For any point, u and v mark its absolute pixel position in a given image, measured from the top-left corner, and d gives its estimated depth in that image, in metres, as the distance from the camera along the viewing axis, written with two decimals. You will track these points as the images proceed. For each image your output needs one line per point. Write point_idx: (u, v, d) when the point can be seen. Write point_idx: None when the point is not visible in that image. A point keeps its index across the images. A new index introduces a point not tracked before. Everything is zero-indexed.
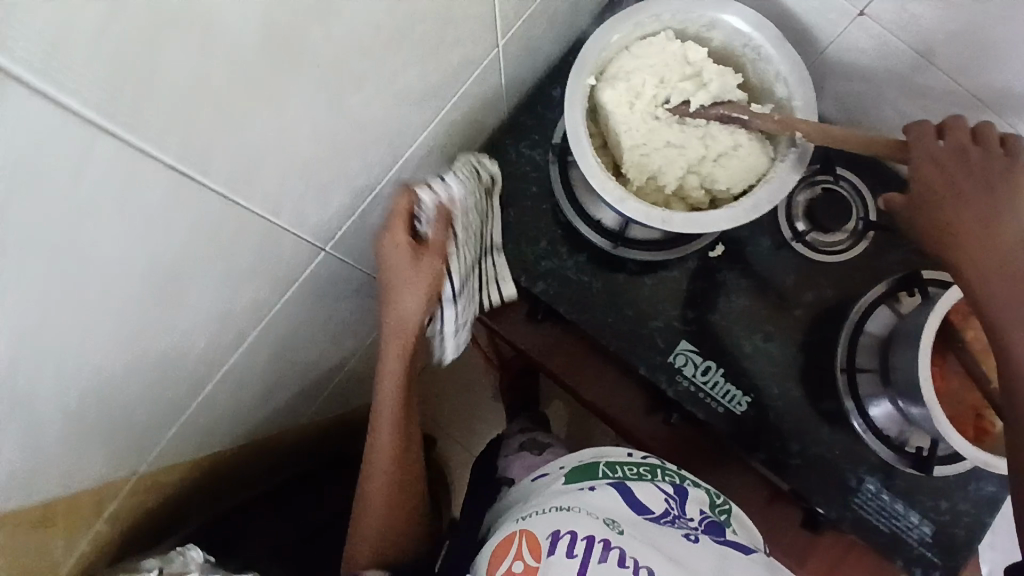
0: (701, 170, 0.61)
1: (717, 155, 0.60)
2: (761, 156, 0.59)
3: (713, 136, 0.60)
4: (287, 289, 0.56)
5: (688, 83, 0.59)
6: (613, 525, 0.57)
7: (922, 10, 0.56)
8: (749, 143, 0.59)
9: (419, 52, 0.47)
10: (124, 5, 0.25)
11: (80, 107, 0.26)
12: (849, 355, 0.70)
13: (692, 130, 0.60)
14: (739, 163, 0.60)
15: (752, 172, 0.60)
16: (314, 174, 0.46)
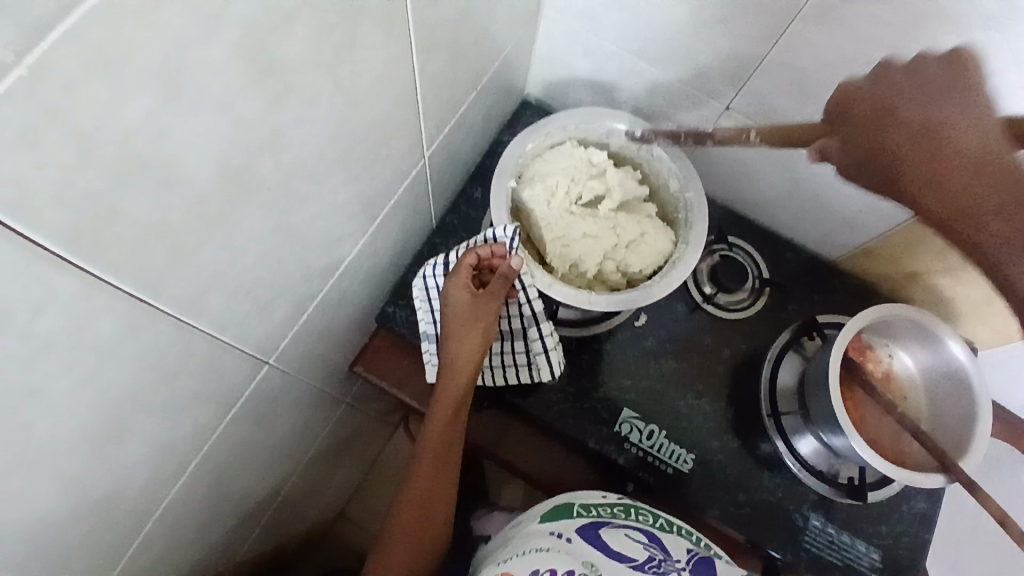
0: (616, 256, 0.67)
1: (629, 244, 0.67)
2: (665, 243, 0.67)
3: (624, 227, 0.67)
4: (230, 408, 0.54)
5: (596, 183, 0.68)
6: (592, 569, 0.59)
7: (776, 103, 0.67)
8: (654, 231, 0.67)
9: (357, 169, 0.52)
10: (95, 151, 0.27)
11: (45, 244, 0.28)
12: (772, 402, 0.76)
13: (604, 223, 0.67)
14: (648, 249, 0.67)
15: (659, 256, 0.67)
16: (260, 288, 0.47)
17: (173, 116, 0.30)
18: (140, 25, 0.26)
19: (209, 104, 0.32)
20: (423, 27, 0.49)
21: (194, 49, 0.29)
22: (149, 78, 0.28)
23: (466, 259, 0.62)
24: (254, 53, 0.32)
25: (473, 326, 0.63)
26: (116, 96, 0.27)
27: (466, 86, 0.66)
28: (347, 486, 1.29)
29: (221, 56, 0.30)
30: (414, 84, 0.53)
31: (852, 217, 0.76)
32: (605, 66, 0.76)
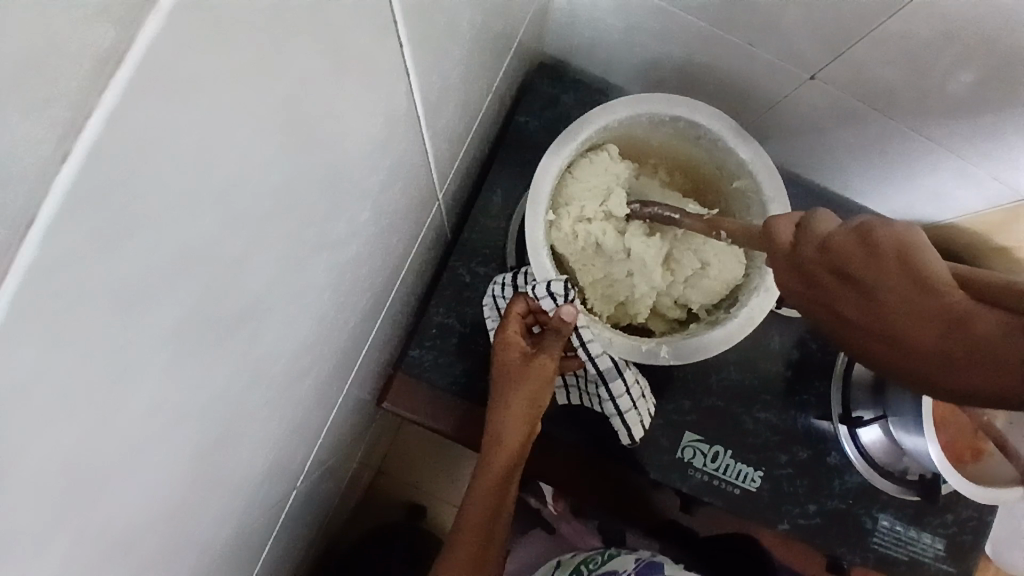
0: (672, 291, 0.58)
1: (686, 276, 0.58)
2: (735, 264, 0.57)
3: (679, 255, 0.58)
4: (262, 548, 0.47)
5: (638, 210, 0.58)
6: None
7: (880, 73, 0.52)
8: (724, 256, 0.57)
9: (365, 277, 0.40)
10: None
11: None
12: (844, 399, 0.70)
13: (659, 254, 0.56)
14: (714, 280, 0.57)
15: (727, 285, 0.57)
16: (271, 465, 0.37)
17: (114, 419, 0.22)
18: (41, 363, 0.17)
19: (157, 374, 0.23)
20: (430, 88, 0.34)
21: (120, 343, 0.20)
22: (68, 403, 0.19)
23: (514, 308, 0.55)
24: (206, 286, 0.23)
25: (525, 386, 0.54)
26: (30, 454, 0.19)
27: (480, 96, 0.50)
28: (381, 448, 1.18)
29: (166, 316, 0.22)
30: (423, 147, 0.39)
31: (945, 191, 0.64)
32: (649, 23, 0.58)
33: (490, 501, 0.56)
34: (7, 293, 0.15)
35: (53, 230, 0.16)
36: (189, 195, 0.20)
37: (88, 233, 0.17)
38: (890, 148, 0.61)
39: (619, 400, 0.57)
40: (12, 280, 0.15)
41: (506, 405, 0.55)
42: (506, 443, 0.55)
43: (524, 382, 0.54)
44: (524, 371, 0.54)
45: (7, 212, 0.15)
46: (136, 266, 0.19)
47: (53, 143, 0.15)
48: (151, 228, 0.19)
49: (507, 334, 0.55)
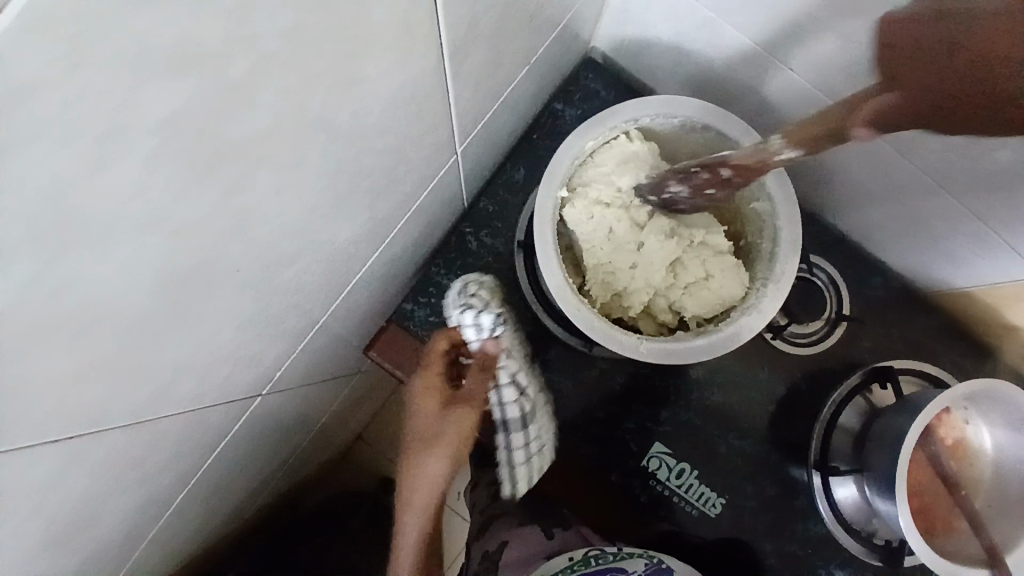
0: (669, 295, 0.58)
1: (685, 283, 0.57)
2: (734, 286, 0.56)
3: (682, 263, 0.57)
4: (220, 441, 0.49)
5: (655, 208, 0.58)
6: None
7: None
8: (727, 272, 0.57)
9: (370, 196, 0.42)
10: None
11: None
12: (823, 447, 0.69)
13: (661, 253, 0.56)
14: (711, 293, 0.57)
15: (722, 303, 0.57)
16: (242, 349, 0.39)
17: (81, 256, 0.21)
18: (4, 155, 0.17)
19: (135, 224, 0.23)
20: (461, 23, 0.36)
21: (90, 169, 0.19)
22: (29, 216, 0.19)
23: (441, 344, 0.59)
24: (195, 144, 0.22)
25: (449, 422, 0.57)
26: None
27: (517, 63, 0.52)
28: (366, 414, 1.20)
29: (138, 154, 0.21)
30: (446, 86, 0.41)
31: (966, 257, 0.63)
32: (695, 33, 0.60)
33: (422, 528, 0.59)
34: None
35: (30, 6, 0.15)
36: (192, 38, 0.19)
37: (71, 26, 0.16)
38: (913, 204, 0.61)
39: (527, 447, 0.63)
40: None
41: (442, 434, 0.57)
42: (437, 470, 0.57)
43: (453, 416, 0.57)
44: (442, 414, 0.57)
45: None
46: (118, 89, 0.18)
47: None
48: (141, 54, 0.18)
49: (431, 372, 0.58)
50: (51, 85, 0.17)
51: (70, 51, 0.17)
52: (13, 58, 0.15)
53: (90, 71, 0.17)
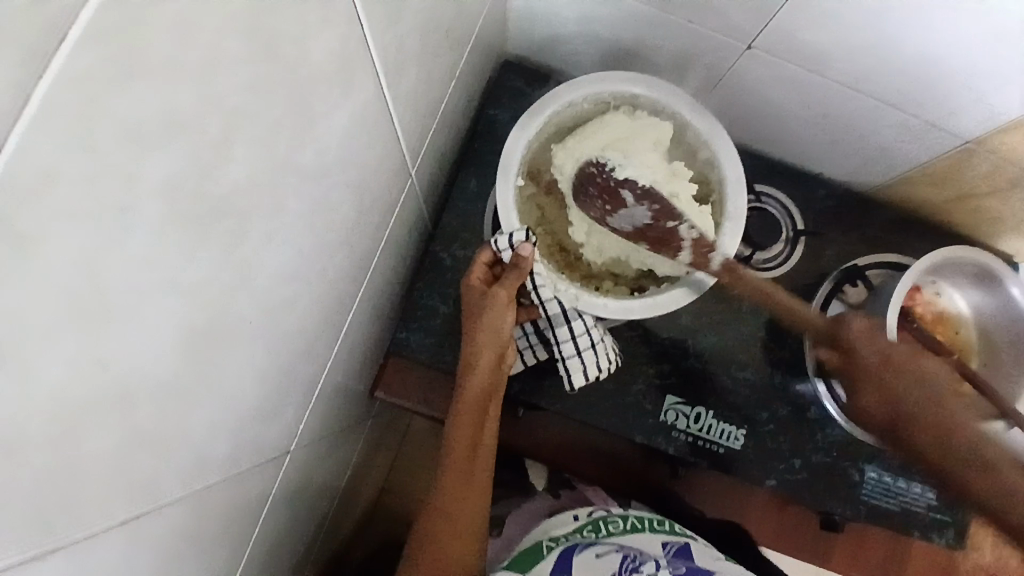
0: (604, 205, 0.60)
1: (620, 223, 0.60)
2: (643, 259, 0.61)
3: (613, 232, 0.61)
4: (261, 507, 0.49)
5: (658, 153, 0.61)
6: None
7: (810, 38, 0.58)
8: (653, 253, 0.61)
9: (348, 228, 0.44)
10: (21, 454, 0.20)
11: (19, 555, 0.22)
12: (818, 357, 0.73)
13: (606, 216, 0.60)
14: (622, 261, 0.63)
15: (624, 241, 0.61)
16: (264, 405, 0.40)
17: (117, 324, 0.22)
18: (45, 240, 0.18)
19: (163, 286, 0.24)
20: (390, 50, 0.39)
21: (110, 241, 0.20)
22: (75, 292, 0.20)
23: (480, 256, 0.55)
24: (189, 204, 0.23)
25: (487, 323, 0.53)
26: (39, 339, 0.19)
27: (445, 76, 0.55)
28: (383, 461, 1.20)
29: (155, 220, 0.22)
30: (390, 112, 0.43)
31: (892, 147, 0.68)
32: (596, 14, 0.64)
33: (474, 428, 0.54)
34: (13, 148, 0.16)
35: (55, 98, 0.16)
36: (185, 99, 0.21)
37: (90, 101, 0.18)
38: (834, 111, 0.66)
39: (584, 346, 0.57)
40: (16, 139, 0.16)
41: (485, 323, 0.53)
42: (484, 360, 0.54)
43: (494, 305, 0.53)
44: (482, 303, 0.54)
45: (14, 64, 0.15)
46: (132, 158, 0.20)
47: (48, 27, 0.16)
48: (146, 117, 0.20)
49: (472, 276, 0.55)
50: (69, 175, 0.18)
51: (94, 128, 0.18)
52: (47, 143, 0.17)
53: (110, 142, 0.19)
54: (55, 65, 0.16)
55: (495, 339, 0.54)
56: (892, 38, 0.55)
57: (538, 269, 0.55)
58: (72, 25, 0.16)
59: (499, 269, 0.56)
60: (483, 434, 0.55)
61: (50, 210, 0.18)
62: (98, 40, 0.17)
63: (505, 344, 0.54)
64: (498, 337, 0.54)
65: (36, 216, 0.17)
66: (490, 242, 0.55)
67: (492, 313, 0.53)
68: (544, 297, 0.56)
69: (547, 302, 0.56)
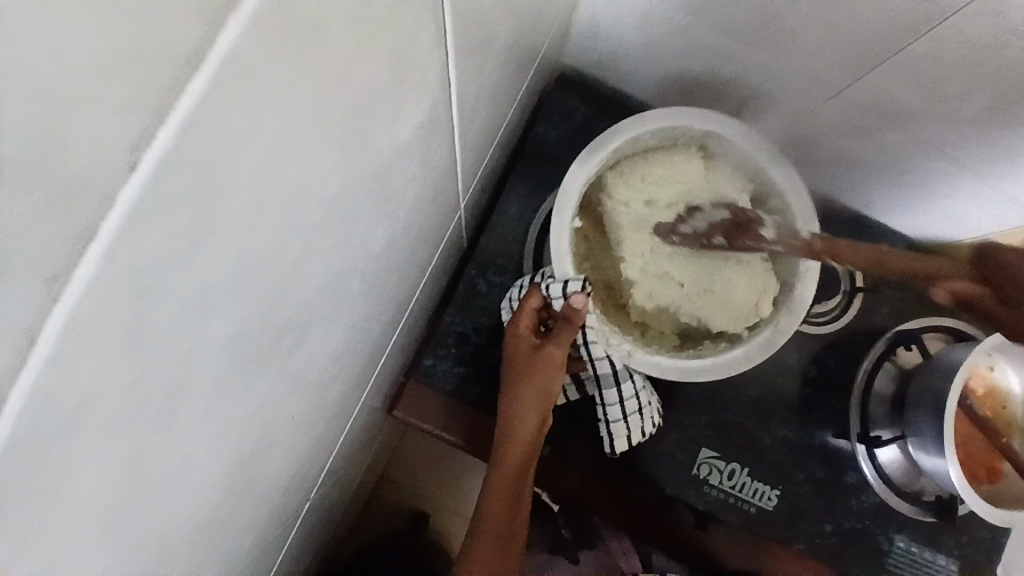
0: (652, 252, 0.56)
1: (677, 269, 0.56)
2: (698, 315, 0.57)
3: (663, 280, 0.57)
4: (272, 558, 0.46)
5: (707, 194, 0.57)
6: None
7: (906, 96, 0.52)
8: (707, 305, 0.56)
9: (396, 279, 0.40)
10: None
11: None
12: (862, 420, 0.70)
13: (655, 263, 0.57)
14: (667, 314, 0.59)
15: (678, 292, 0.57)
16: (291, 475, 0.37)
17: (148, 448, 0.20)
18: (106, 387, 0.17)
19: (199, 400, 0.22)
20: (465, 101, 0.34)
21: (178, 360, 0.19)
22: (104, 431, 0.18)
23: (529, 302, 0.52)
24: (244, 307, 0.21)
25: (534, 378, 0.50)
26: (80, 484, 0.18)
27: (507, 104, 0.50)
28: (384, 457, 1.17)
29: (218, 329, 0.21)
30: (453, 157, 0.38)
31: (964, 215, 0.64)
32: (671, 42, 0.59)
33: (515, 485, 0.52)
34: (58, 328, 0.14)
35: (101, 275, 0.15)
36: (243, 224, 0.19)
37: (143, 259, 0.16)
38: (913, 169, 0.61)
39: (629, 407, 0.54)
40: (65, 319, 0.14)
41: (532, 377, 0.50)
42: (530, 417, 0.51)
43: (545, 359, 0.50)
44: (531, 356, 0.51)
45: (63, 249, 0.13)
46: (190, 295, 0.18)
47: (92, 204, 0.13)
48: (202, 253, 0.18)
49: (520, 323, 0.52)
50: (127, 325, 0.17)
51: (142, 282, 0.16)
52: (93, 313, 0.15)
53: (160, 288, 0.17)
54: (102, 240, 0.14)
55: (542, 396, 0.51)
56: (994, 111, 0.50)
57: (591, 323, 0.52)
58: (120, 198, 0.14)
59: (547, 317, 0.53)
60: (524, 490, 0.53)
61: (92, 371, 0.16)
62: (152, 198, 0.15)
63: (552, 399, 0.51)
64: (546, 394, 0.51)
65: (97, 373, 0.16)
66: (542, 288, 0.51)
67: (542, 368, 0.50)
68: (593, 354, 0.52)
69: (595, 359, 0.52)
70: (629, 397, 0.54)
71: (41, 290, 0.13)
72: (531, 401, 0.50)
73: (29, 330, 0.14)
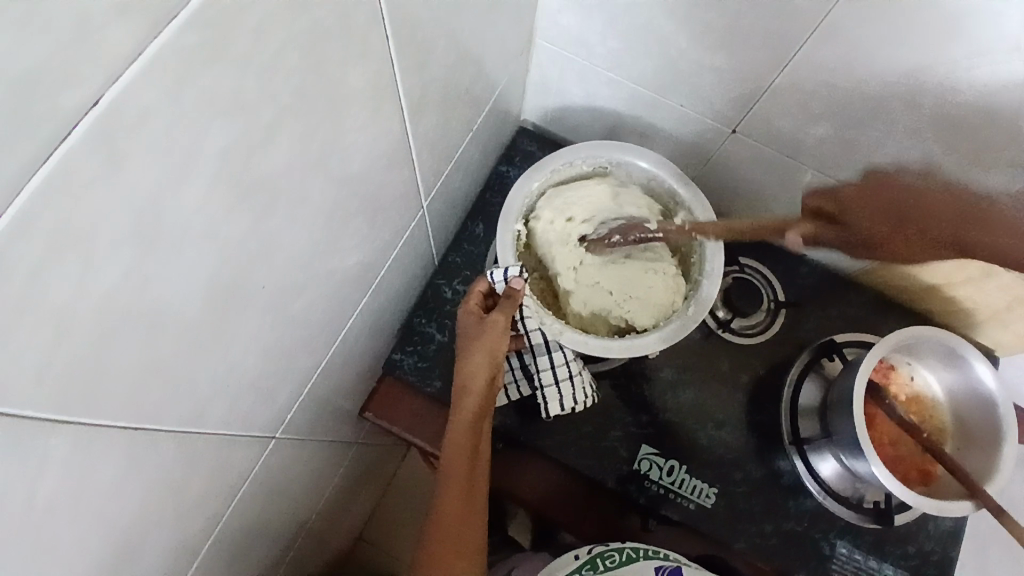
0: (583, 258, 0.66)
1: (606, 274, 0.66)
2: (634, 309, 0.66)
3: (594, 290, 0.66)
4: (240, 488, 0.52)
5: (630, 204, 0.67)
6: None
7: (786, 125, 0.66)
8: (633, 306, 0.66)
9: (362, 236, 0.50)
10: (70, 327, 0.26)
11: (41, 415, 0.27)
12: (794, 426, 0.75)
13: (585, 274, 0.67)
14: (601, 319, 0.67)
15: (611, 293, 0.66)
16: (262, 379, 0.45)
17: (154, 248, 0.28)
18: (126, 163, 0.25)
19: (192, 236, 0.30)
20: (415, 92, 0.46)
21: (173, 179, 0.27)
22: (127, 206, 0.26)
23: (478, 286, 0.61)
24: (230, 167, 0.30)
25: (481, 344, 0.58)
26: (93, 241, 0.25)
27: (465, 126, 0.63)
28: (367, 508, 1.19)
29: (206, 174, 0.29)
30: (408, 144, 0.50)
31: None
32: (603, 93, 0.74)
33: (471, 449, 0.58)
34: (106, 105, 0.23)
35: (147, 71, 0.23)
36: (235, 93, 0.28)
37: (166, 86, 0.24)
38: None
39: (559, 374, 0.64)
40: (116, 91, 0.23)
41: (480, 345, 0.58)
42: (479, 382, 0.58)
43: (491, 328, 0.59)
44: (479, 328, 0.59)
45: (117, 52, 0.22)
46: (197, 126, 0.27)
47: (154, 20, 0.23)
48: (202, 102, 0.26)
49: (469, 305, 0.61)
50: (150, 122, 0.25)
51: (161, 102, 0.25)
52: (135, 100, 0.23)
53: (173, 117, 0.25)
54: (150, 48, 0.23)
55: (490, 360, 0.58)
56: (855, 130, 0.62)
57: (528, 300, 0.61)
58: (168, 27, 0.23)
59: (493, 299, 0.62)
60: (479, 452, 0.59)
61: (121, 147, 0.24)
62: (187, 37, 0.24)
63: (499, 363, 0.59)
64: (493, 359, 0.58)
65: (125, 148, 0.24)
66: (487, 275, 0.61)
67: (489, 337, 0.58)
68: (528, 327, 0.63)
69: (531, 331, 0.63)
70: (560, 367, 0.64)
71: (98, 76, 0.22)
72: (480, 366, 0.58)
73: (87, 99, 0.22)
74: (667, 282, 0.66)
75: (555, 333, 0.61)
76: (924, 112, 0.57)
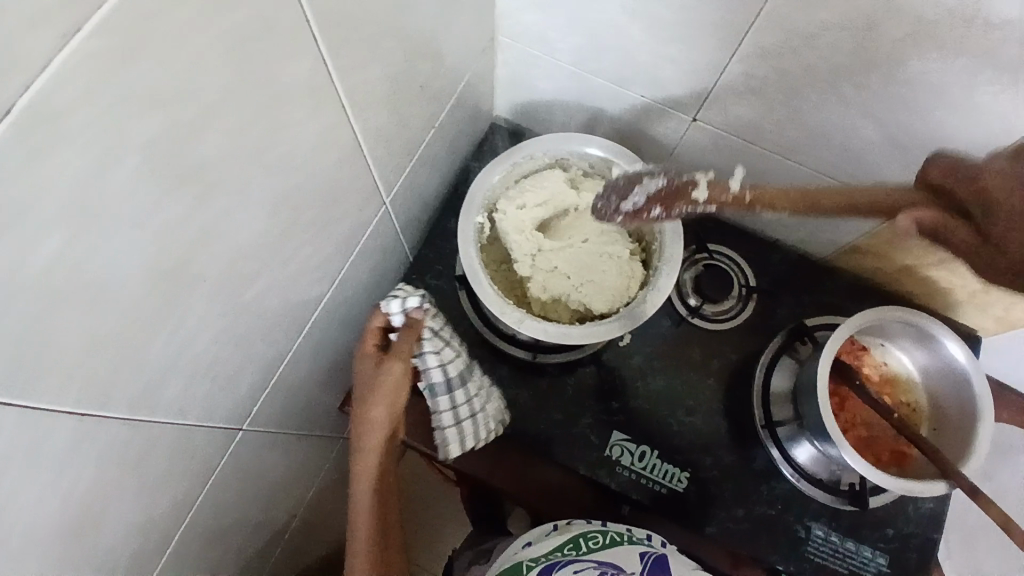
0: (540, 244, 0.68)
1: (563, 258, 0.68)
2: (590, 293, 0.68)
3: (552, 274, 0.69)
4: (210, 473, 0.55)
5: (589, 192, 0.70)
6: None
7: (742, 111, 0.67)
8: (589, 290, 0.68)
9: (317, 230, 0.53)
10: (7, 309, 0.28)
11: None
12: (766, 411, 0.75)
13: (543, 261, 0.69)
14: (562, 304, 0.70)
15: (567, 277, 0.68)
16: (220, 367, 0.48)
17: (84, 236, 0.30)
18: (49, 157, 0.27)
19: (124, 226, 0.32)
20: (359, 91, 0.49)
21: (97, 171, 0.29)
22: (53, 197, 0.28)
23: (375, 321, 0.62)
24: (157, 161, 0.32)
25: (380, 386, 0.61)
26: (19, 229, 0.27)
27: (425, 123, 0.66)
28: None
29: (132, 167, 0.31)
30: (360, 140, 0.53)
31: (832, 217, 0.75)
32: (566, 86, 0.75)
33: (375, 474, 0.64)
34: (24, 106, 0.25)
35: (62, 73, 0.26)
36: (151, 94, 0.30)
37: (83, 87, 0.27)
38: (775, 178, 0.74)
39: (462, 408, 0.67)
40: (32, 93, 0.25)
41: (380, 387, 0.61)
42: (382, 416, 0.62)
43: (390, 370, 0.60)
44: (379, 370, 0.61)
45: (31, 58, 0.24)
46: (118, 122, 0.29)
47: (62, 29, 0.25)
48: (121, 100, 0.29)
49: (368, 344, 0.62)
50: (69, 120, 0.27)
51: (78, 102, 0.27)
52: (52, 100, 0.26)
53: (92, 114, 0.28)
54: (63, 53, 0.25)
55: (392, 398, 0.61)
56: (809, 113, 0.63)
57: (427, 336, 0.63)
58: (79, 33, 0.25)
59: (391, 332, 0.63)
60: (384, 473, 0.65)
61: (41, 143, 0.26)
62: (99, 41, 0.26)
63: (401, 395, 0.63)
64: (394, 396, 0.62)
65: (47, 144, 0.26)
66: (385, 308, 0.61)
67: (391, 378, 0.61)
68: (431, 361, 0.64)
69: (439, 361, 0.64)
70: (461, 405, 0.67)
71: (13, 80, 0.24)
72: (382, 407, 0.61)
73: (5, 100, 0.24)
74: (622, 267, 0.68)
75: (514, 320, 0.63)
76: (872, 92, 0.57)
